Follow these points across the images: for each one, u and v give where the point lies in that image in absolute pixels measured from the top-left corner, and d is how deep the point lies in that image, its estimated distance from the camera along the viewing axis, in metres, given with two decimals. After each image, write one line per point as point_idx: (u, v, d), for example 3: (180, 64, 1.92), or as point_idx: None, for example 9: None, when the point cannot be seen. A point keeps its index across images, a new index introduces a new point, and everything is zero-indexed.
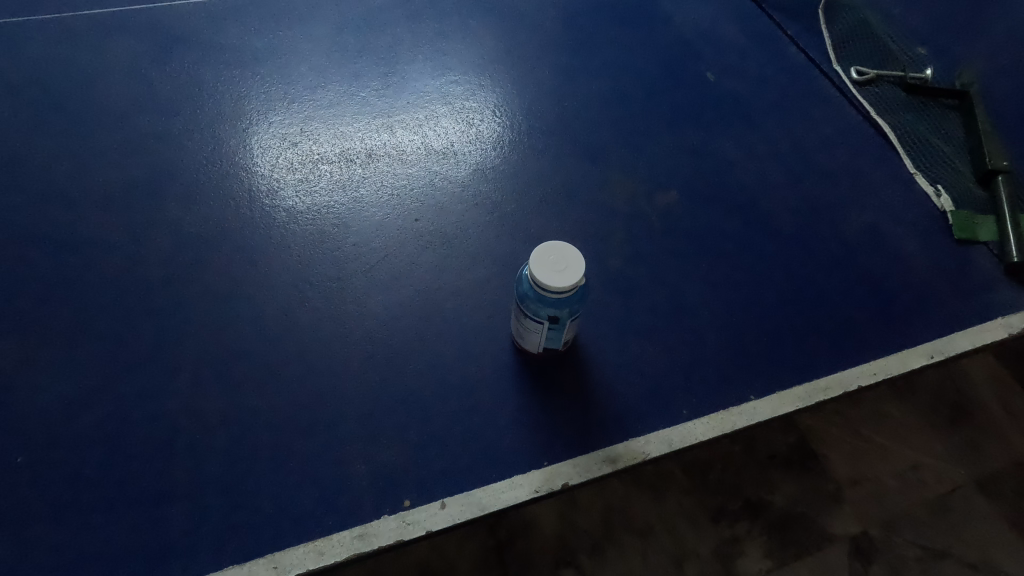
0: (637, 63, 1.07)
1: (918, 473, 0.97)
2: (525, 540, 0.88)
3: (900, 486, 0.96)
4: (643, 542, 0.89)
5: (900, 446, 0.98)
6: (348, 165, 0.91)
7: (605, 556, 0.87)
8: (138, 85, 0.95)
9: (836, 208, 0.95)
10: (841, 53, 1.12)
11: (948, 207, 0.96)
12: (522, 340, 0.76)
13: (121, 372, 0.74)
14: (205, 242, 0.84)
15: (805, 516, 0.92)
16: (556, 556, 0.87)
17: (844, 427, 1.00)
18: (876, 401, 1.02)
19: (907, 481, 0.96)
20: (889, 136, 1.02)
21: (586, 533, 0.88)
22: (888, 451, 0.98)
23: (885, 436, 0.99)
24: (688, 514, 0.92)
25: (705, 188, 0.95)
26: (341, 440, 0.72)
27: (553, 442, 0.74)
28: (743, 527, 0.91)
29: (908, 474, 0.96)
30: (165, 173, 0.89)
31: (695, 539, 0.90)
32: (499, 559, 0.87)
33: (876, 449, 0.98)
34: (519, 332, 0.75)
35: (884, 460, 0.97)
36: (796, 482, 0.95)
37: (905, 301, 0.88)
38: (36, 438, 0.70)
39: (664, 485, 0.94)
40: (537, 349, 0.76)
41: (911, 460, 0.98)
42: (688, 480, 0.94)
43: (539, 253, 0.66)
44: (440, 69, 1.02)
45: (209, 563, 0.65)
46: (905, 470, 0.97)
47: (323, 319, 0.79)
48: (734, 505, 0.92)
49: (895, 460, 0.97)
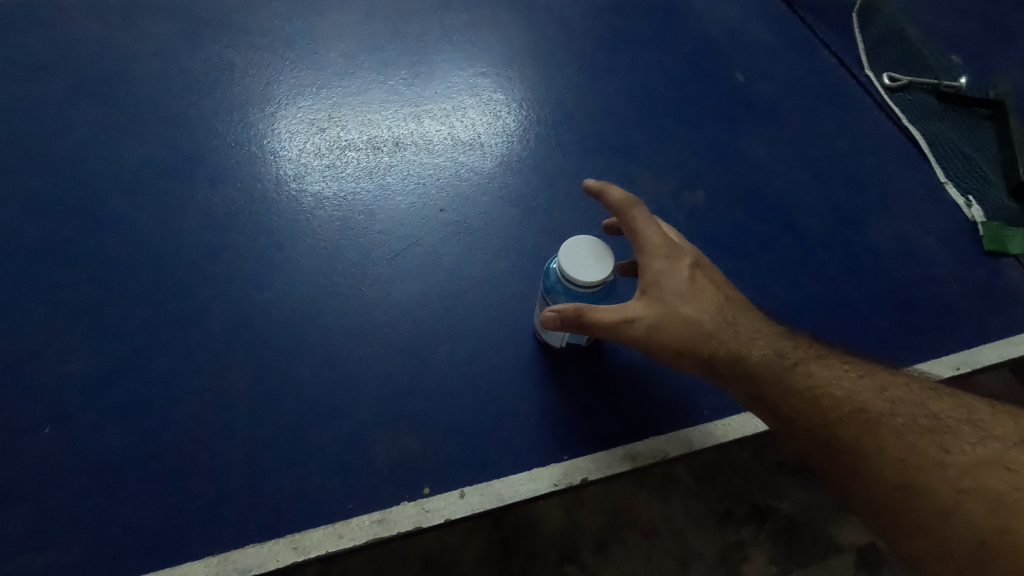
0: (667, 61, 1.06)
1: (893, 438, 0.59)
2: (529, 537, 0.91)
3: (928, 457, 0.58)
4: (648, 544, 0.92)
5: (823, 414, 0.62)
6: (375, 153, 0.92)
7: (608, 556, 0.90)
8: (169, 66, 0.96)
9: (864, 214, 0.94)
10: (874, 59, 1.11)
11: (979, 218, 0.95)
12: (542, 330, 0.76)
13: (147, 348, 0.75)
14: (233, 223, 0.85)
15: (810, 525, 0.97)
16: (559, 554, 0.90)
17: (775, 400, 0.63)
18: (669, 264, 0.67)
19: (942, 463, 0.57)
20: (920, 144, 1.02)
21: (591, 531, 0.92)
22: (835, 433, 0.61)
23: (837, 383, 0.63)
24: (695, 518, 0.95)
25: (733, 189, 0.94)
26: (363, 426, 0.72)
27: (573, 436, 0.74)
28: (749, 532, 0.95)
29: (908, 450, 0.59)
30: (194, 154, 0.89)
31: (700, 542, 0.93)
32: (501, 553, 0.90)
33: (857, 424, 0.61)
34: (543, 327, 0.75)
35: (868, 453, 0.59)
36: (803, 492, 0.98)
37: (931, 311, 0.87)
38: (64, 410, 0.71)
39: (671, 488, 0.97)
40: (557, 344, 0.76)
41: (879, 438, 0.60)
42: (696, 485, 0.97)
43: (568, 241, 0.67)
44: (468, 61, 1.02)
45: (232, 541, 0.66)
46: (914, 435, 0.59)
47: (349, 305, 0.80)
48: (743, 510, 0.96)
49: (841, 440, 0.60)
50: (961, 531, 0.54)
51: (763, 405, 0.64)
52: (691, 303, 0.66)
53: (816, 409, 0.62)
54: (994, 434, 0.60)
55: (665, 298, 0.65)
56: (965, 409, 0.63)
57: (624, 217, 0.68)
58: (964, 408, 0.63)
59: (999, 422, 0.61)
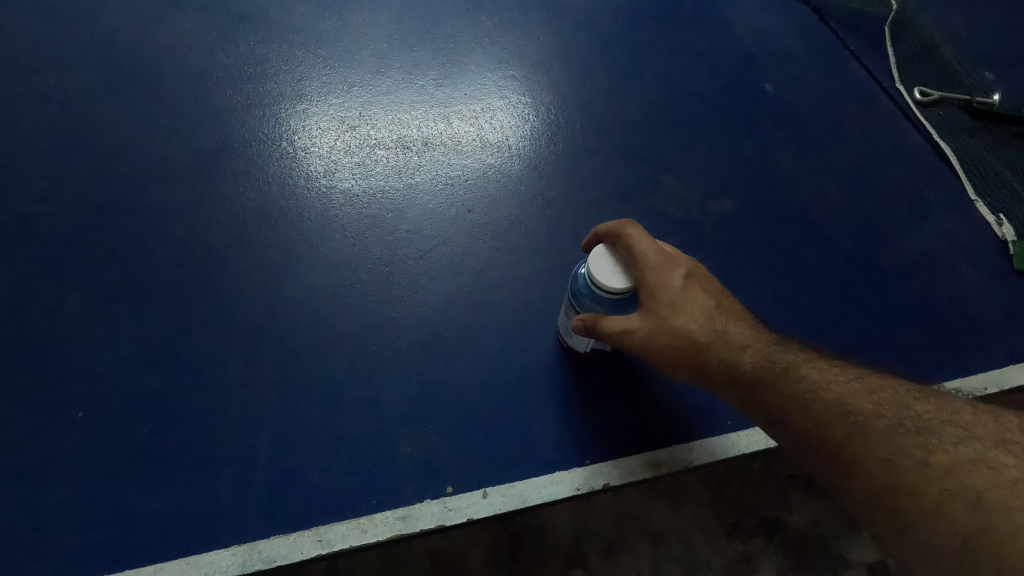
0: (696, 69, 1.06)
1: (873, 438, 0.53)
2: (533, 539, 0.84)
3: (910, 457, 0.51)
4: (656, 552, 0.84)
5: (804, 418, 0.57)
6: (404, 153, 0.92)
7: (615, 562, 0.83)
8: (203, 60, 0.97)
9: (893, 229, 0.94)
10: (906, 73, 1.10)
11: (1010, 237, 0.94)
12: (568, 335, 0.75)
13: (178, 337, 0.76)
14: (264, 217, 0.86)
15: (822, 539, 0.89)
16: (567, 558, 0.83)
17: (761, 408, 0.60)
18: (662, 275, 0.63)
19: (924, 463, 0.51)
20: (951, 160, 1.01)
21: (598, 536, 0.84)
22: (819, 437, 0.56)
23: (828, 387, 0.58)
24: (703, 527, 0.87)
25: (760, 200, 0.94)
26: (388, 421, 0.73)
27: (596, 441, 0.74)
28: (758, 544, 0.87)
29: (892, 450, 0.52)
30: (227, 148, 0.91)
31: (707, 553, 0.86)
32: (509, 555, 0.83)
33: (841, 428, 0.55)
34: (568, 331, 0.74)
35: (852, 456, 0.54)
36: (816, 504, 0.90)
37: (959, 330, 0.87)
38: (96, 395, 0.73)
39: (679, 495, 0.88)
40: (581, 350, 0.75)
41: (858, 440, 0.54)
42: (706, 493, 0.89)
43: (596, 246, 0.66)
44: (498, 64, 1.03)
45: (258, 531, 0.67)
46: (896, 435, 0.53)
47: (376, 303, 0.80)
48: (752, 522, 0.88)
49: (826, 444, 0.56)
50: (944, 533, 0.47)
51: (755, 414, 0.61)
52: (679, 315, 0.63)
53: (802, 414, 0.58)
54: (979, 434, 0.52)
55: (653, 310, 0.63)
56: (949, 410, 0.54)
57: (612, 234, 0.65)
58: (948, 406, 0.55)
59: (984, 420, 0.53)
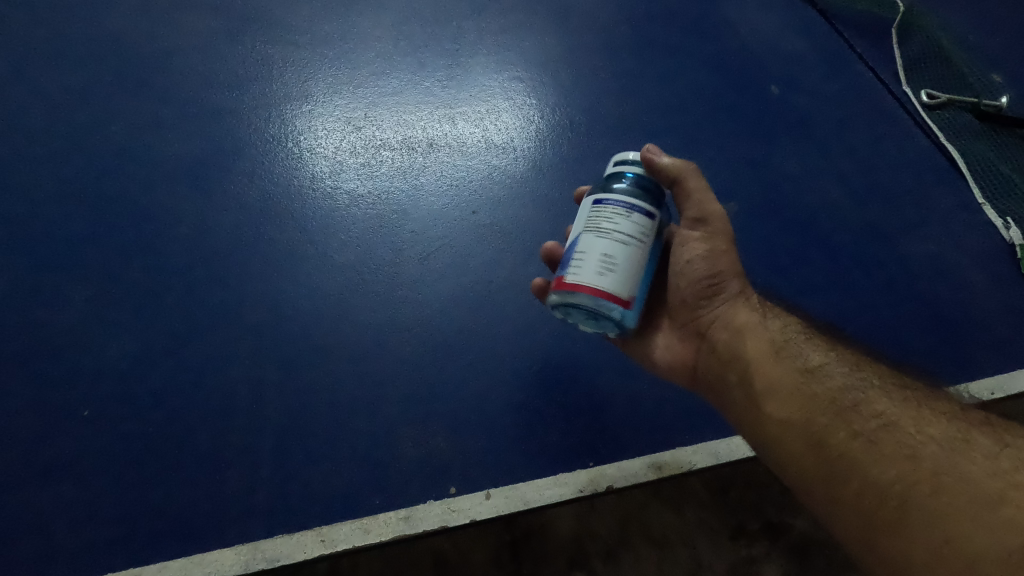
0: (701, 72, 1.06)
1: (926, 419, 0.52)
2: (536, 538, 0.82)
3: (973, 449, 0.49)
4: (658, 554, 0.82)
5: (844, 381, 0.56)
6: (410, 153, 0.93)
7: (617, 563, 0.81)
8: (209, 61, 0.98)
9: (899, 233, 0.93)
10: (912, 76, 1.09)
11: (1018, 241, 0.93)
12: (612, 277, 0.55)
13: (183, 337, 0.77)
14: (269, 217, 0.86)
15: (829, 545, 0.86)
16: (568, 558, 0.81)
17: (793, 360, 0.58)
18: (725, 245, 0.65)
19: (989, 456, 0.48)
20: (958, 163, 1.00)
21: (601, 537, 0.82)
22: (867, 412, 0.53)
23: (880, 372, 0.57)
24: (706, 530, 0.85)
25: (765, 202, 0.93)
26: (391, 422, 0.73)
27: (599, 444, 0.74)
28: (761, 549, 0.84)
29: (954, 440, 0.50)
30: (232, 149, 0.91)
31: (710, 555, 0.83)
32: (511, 555, 0.81)
33: (899, 409, 0.53)
34: (576, 289, 0.56)
35: (902, 432, 0.51)
36: None
37: (966, 334, 0.86)
38: (102, 393, 0.73)
39: (684, 497, 0.86)
40: (625, 301, 0.55)
41: (908, 416, 0.52)
42: (709, 496, 0.86)
43: (611, 168, 0.62)
44: (503, 65, 1.03)
45: (262, 530, 0.68)
46: (958, 428, 0.51)
47: (381, 303, 0.80)
48: (756, 525, 0.85)
49: (866, 408, 0.53)
50: (1001, 519, 0.44)
51: (780, 364, 0.58)
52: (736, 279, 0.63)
53: (849, 389, 0.55)
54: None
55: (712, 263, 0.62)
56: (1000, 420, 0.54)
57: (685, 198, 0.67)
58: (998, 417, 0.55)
59: None
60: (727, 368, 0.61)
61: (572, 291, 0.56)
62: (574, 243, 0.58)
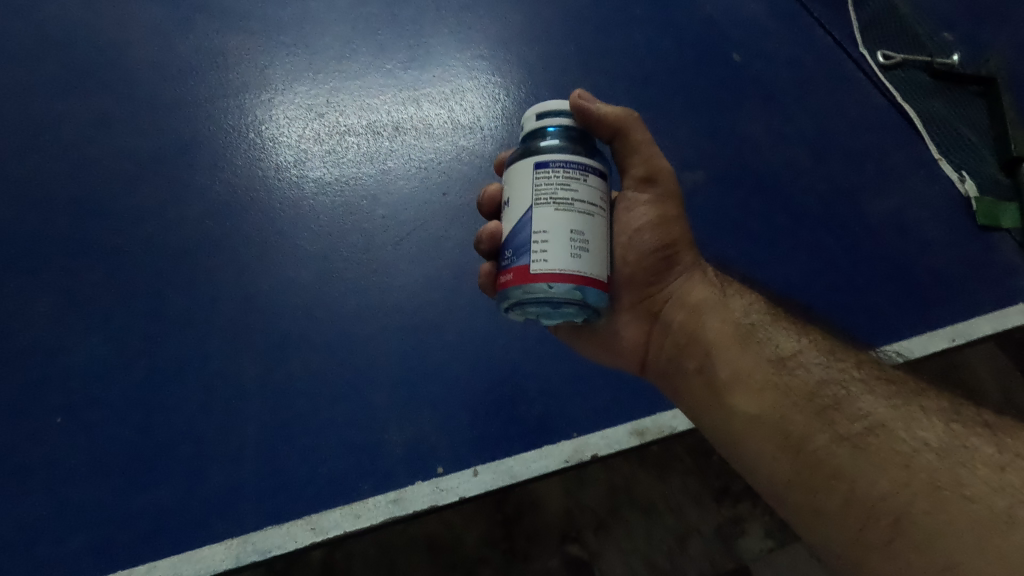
0: (663, 42, 1.06)
1: (920, 422, 0.48)
2: (528, 517, 0.82)
3: (978, 457, 0.44)
4: (648, 521, 0.83)
5: (821, 376, 0.54)
6: (375, 138, 0.91)
7: (610, 534, 0.82)
8: (161, 52, 0.94)
9: (861, 192, 0.96)
10: (869, 37, 1.11)
11: (972, 193, 0.97)
12: (585, 258, 0.51)
13: (154, 337, 0.75)
14: (235, 209, 0.84)
15: None
16: (560, 533, 0.81)
17: (759, 349, 0.57)
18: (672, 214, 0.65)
19: (998, 467, 0.43)
20: (915, 121, 1.03)
21: (592, 510, 0.83)
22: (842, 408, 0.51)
23: (868, 369, 0.54)
24: (691, 494, 0.86)
25: (731, 169, 0.95)
26: (374, 407, 0.73)
27: (582, 415, 0.76)
28: (746, 507, 0.86)
29: (950, 446, 0.46)
30: (192, 141, 0.88)
31: (697, 517, 0.85)
32: (504, 535, 0.82)
33: (885, 409, 0.49)
34: (544, 282, 0.50)
35: (886, 432, 0.48)
36: None
37: (927, 286, 0.89)
38: (74, 400, 0.71)
39: (668, 465, 0.87)
40: (601, 283, 0.52)
41: (897, 416, 0.49)
42: (693, 461, 0.88)
43: (530, 124, 0.57)
44: (464, 44, 1.01)
45: (251, 523, 0.67)
46: (958, 433, 0.47)
47: (356, 290, 0.80)
48: (739, 486, 0.87)
49: (848, 408, 0.50)
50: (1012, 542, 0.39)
51: (747, 352, 0.57)
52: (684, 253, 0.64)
53: (822, 384, 0.53)
54: None
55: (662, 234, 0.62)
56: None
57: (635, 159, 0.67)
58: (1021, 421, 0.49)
59: None
60: (685, 353, 0.61)
61: (543, 283, 0.50)
62: (529, 220, 0.52)
